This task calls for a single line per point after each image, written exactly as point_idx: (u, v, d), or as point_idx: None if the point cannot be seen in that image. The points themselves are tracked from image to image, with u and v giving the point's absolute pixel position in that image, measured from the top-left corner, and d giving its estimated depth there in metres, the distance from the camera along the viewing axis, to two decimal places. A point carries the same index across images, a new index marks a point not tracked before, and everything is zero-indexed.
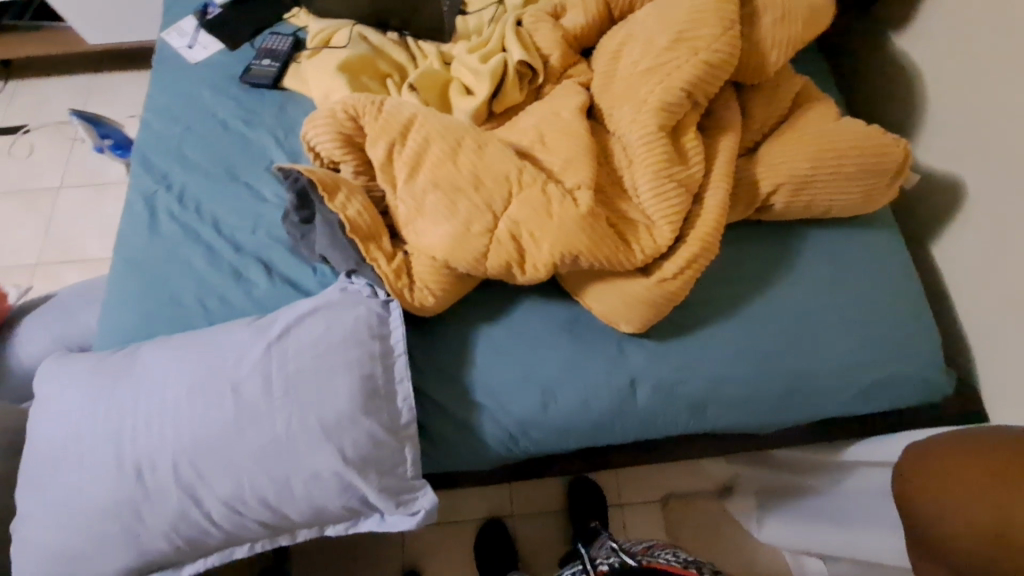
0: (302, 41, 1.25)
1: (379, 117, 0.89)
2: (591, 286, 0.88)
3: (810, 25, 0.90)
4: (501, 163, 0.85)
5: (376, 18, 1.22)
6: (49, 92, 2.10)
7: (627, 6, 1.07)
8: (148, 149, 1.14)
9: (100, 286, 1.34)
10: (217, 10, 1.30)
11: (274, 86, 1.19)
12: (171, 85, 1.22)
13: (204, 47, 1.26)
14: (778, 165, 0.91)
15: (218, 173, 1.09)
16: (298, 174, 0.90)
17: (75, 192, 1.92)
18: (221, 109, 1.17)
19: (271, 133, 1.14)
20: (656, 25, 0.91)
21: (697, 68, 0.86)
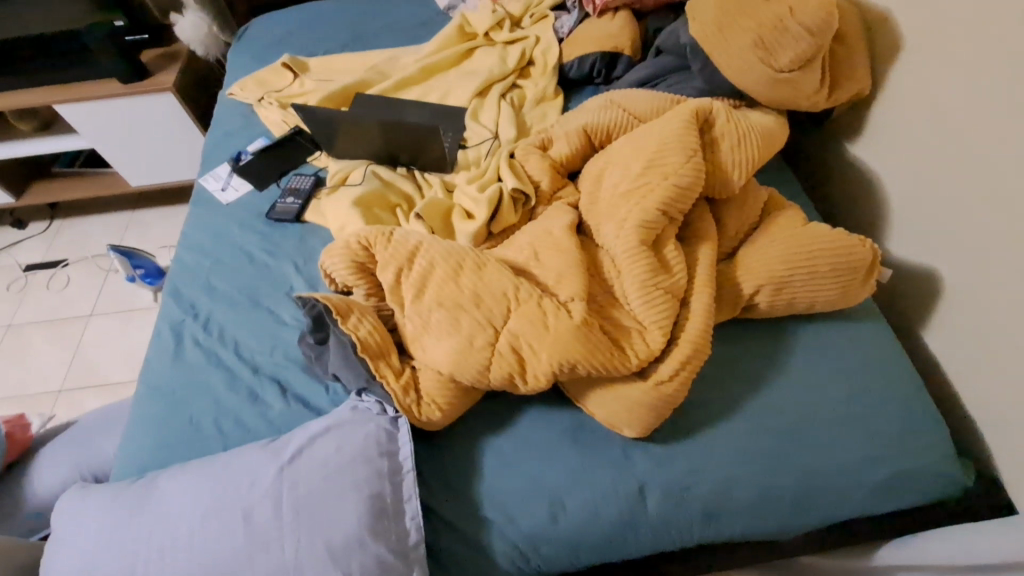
0: (322, 179, 1.41)
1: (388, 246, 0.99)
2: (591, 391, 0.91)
3: (765, 146, 1.01)
4: (498, 280, 0.92)
5: (387, 158, 1.40)
6: (91, 229, 2.32)
7: (605, 136, 1.22)
8: (180, 281, 1.25)
9: (121, 412, 1.40)
10: (248, 156, 1.49)
11: (296, 220, 1.33)
12: (205, 223, 1.37)
13: (236, 189, 1.43)
14: (756, 268, 0.98)
15: (242, 301, 1.19)
16: (313, 300, 0.97)
17: (105, 319, 2.04)
18: (248, 242, 1.30)
19: (291, 262, 1.25)
20: (630, 154, 1.03)
21: (669, 189, 0.96)
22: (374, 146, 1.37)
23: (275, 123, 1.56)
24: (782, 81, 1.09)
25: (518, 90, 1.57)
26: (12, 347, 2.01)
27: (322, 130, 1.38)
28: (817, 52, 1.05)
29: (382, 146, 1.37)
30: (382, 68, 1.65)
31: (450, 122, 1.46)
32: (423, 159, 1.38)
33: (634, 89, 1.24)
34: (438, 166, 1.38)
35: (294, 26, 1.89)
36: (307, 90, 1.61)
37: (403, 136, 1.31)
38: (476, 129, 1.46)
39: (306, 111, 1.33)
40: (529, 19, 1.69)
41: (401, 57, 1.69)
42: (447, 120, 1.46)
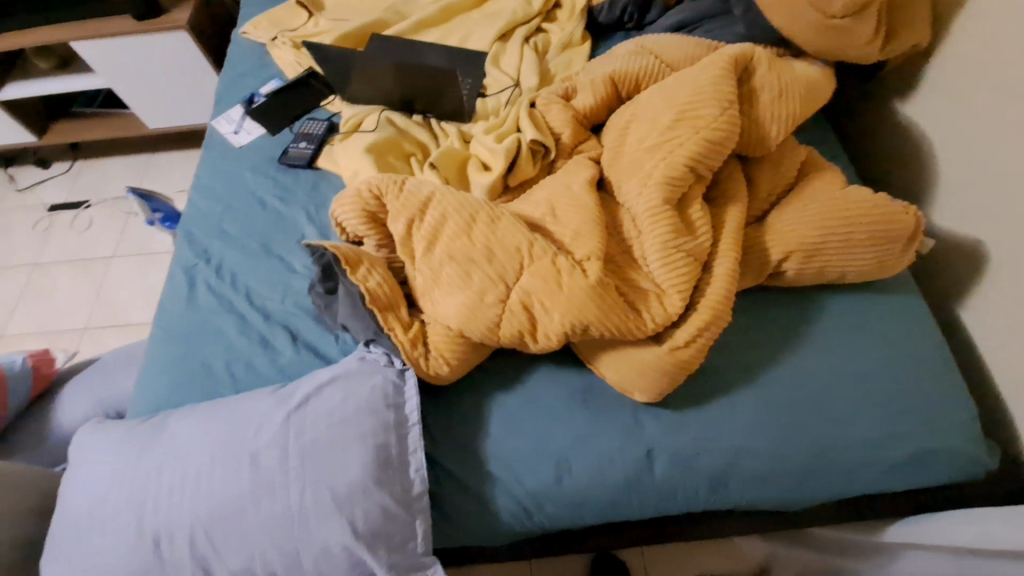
0: (336, 125, 1.36)
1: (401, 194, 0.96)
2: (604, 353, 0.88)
3: (807, 100, 0.93)
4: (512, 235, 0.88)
5: (403, 105, 1.34)
6: (110, 171, 2.32)
7: (634, 86, 1.14)
8: (193, 226, 1.24)
9: (139, 351, 1.42)
10: (261, 98, 1.44)
11: (309, 167, 1.30)
12: (217, 167, 1.34)
13: (249, 132, 1.39)
14: (787, 233, 0.93)
15: (253, 247, 1.18)
16: (323, 249, 0.95)
17: (125, 261, 2.07)
18: (261, 188, 1.28)
19: (303, 209, 1.23)
20: (659, 105, 0.96)
21: (700, 143, 0.89)
22: (389, 91, 1.31)
23: (289, 64, 1.51)
24: (833, 29, 0.99)
25: (542, 35, 1.48)
26: (38, 285, 2.06)
27: (336, 72, 1.32)
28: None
29: (398, 91, 1.30)
30: (400, 9, 1.56)
31: (469, 68, 1.39)
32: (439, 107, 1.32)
33: (668, 36, 1.15)
34: (455, 114, 1.32)
35: None
36: (322, 30, 1.54)
37: (419, 81, 1.25)
38: (497, 77, 1.38)
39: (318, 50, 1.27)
40: None
41: None
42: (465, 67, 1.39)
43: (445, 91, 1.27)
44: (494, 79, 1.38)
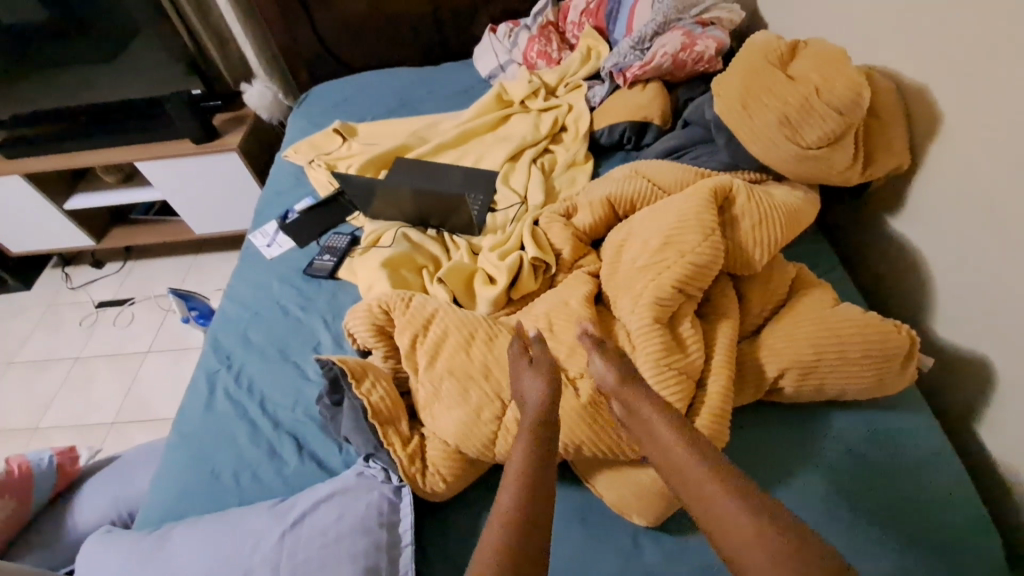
0: (357, 238, 1.49)
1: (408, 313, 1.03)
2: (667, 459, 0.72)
3: (788, 225, 0.99)
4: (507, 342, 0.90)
5: (419, 220, 1.46)
6: (156, 270, 2.53)
7: (629, 206, 1.23)
8: (221, 332, 1.34)
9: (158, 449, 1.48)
10: (295, 214, 1.60)
11: (330, 277, 1.41)
12: (249, 277, 1.47)
13: (280, 245, 1.53)
14: (780, 351, 0.94)
15: (272, 354, 1.25)
16: (332, 363, 1.00)
17: (159, 356, 2.20)
18: (285, 296, 1.38)
19: (322, 318, 1.32)
20: (648, 229, 1.04)
21: (687, 266, 0.94)
22: (407, 209, 1.44)
23: (322, 183, 1.68)
24: (812, 158, 1.07)
25: (549, 156, 1.62)
26: (76, 378, 2.18)
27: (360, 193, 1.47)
28: (847, 130, 1.03)
29: (415, 209, 1.43)
30: (423, 134, 1.75)
31: (480, 186, 1.52)
32: (451, 221, 1.43)
33: (660, 162, 1.26)
34: (466, 229, 1.43)
35: (347, 93, 2.05)
36: (353, 154, 1.74)
37: (433, 200, 1.38)
38: (506, 194, 1.51)
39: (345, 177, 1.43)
40: (564, 88, 1.75)
41: (441, 122, 1.79)
42: (477, 185, 1.52)
43: (457, 208, 1.39)
44: (503, 196, 1.51)
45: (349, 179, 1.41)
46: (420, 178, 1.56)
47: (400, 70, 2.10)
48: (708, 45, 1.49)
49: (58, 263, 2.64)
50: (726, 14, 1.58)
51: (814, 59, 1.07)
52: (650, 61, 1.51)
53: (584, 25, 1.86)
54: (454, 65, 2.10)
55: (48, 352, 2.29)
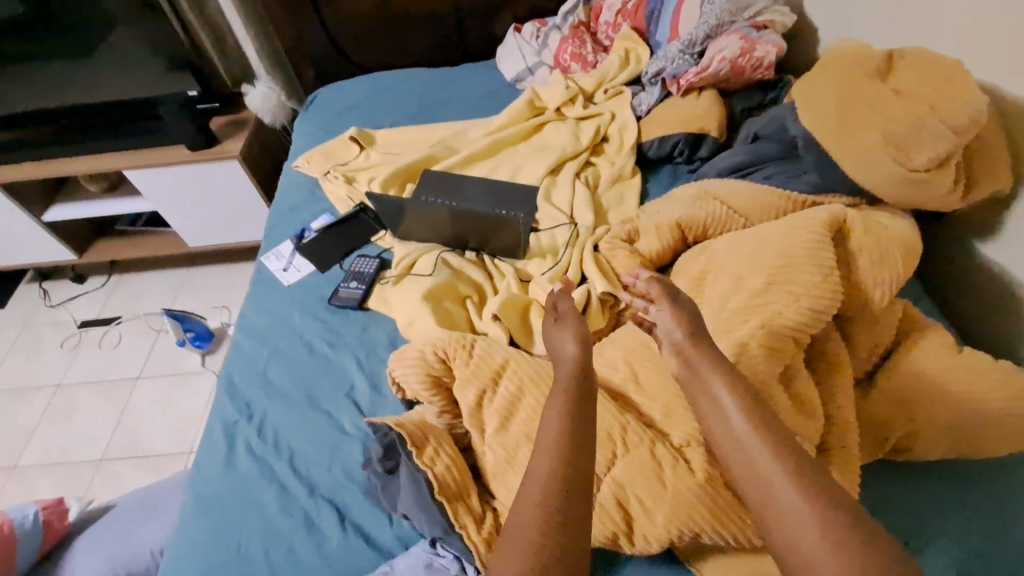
0: (386, 261, 1.34)
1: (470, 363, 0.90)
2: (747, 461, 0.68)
3: (908, 263, 0.87)
4: (557, 337, 0.86)
5: (456, 242, 1.31)
6: (146, 285, 2.33)
7: (701, 232, 1.11)
8: (236, 372, 1.17)
9: (159, 501, 1.29)
10: (312, 233, 1.44)
11: (358, 307, 1.25)
12: (265, 306, 1.30)
13: (298, 270, 1.37)
14: (908, 410, 0.84)
15: (299, 399, 1.10)
16: (386, 427, 0.86)
17: (151, 384, 2.01)
18: (309, 329, 1.22)
19: (353, 355, 1.16)
20: (740, 265, 0.92)
21: (803, 312, 0.81)
22: (444, 232, 1.29)
23: (341, 198, 1.52)
24: (915, 182, 0.95)
25: (592, 170, 1.48)
26: (58, 409, 1.98)
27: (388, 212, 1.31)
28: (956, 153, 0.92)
29: (453, 231, 1.28)
30: (450, 143, 1.60)
31: (520, 203, 1.37)
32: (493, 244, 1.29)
33: (734, 182, 1.14)
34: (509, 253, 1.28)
35: (360, 96, 1.88)
36: (373, 165, 1.59)
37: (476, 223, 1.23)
38: (549, 214, 1.36)
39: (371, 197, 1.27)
40: (603, 94, 1.61)
41: (469, 130, 1.64)
42: (517, 201, 1.38)
43: (503, 226, 1.23)
44: (546, 215, 1.36)
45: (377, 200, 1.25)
46: (451, 194, 1.41)
47: (418, 71, 1.94)
48: (768, 51, 1.36)
49: (35, 278, 2.42)
50: (779, 18, 1.44)
51: (919, 69, 0.96)
52: (706, 68, 1.39)
53: (621, 26, 1.73)
54: (475, 66, 1.94)
55: (26, 378, 2.08)
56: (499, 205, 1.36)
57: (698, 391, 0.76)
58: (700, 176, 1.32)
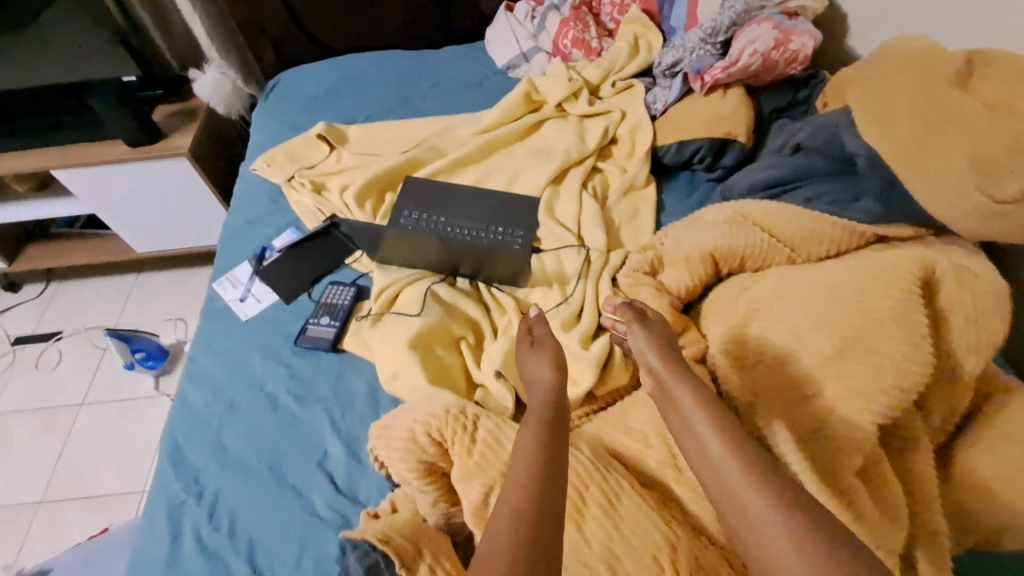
0: (364, 289, 1.15)
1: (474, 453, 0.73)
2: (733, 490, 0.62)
3: (1006, 316, 0.72)
4: (533, 366, 0.80)
5: (447, 269, 1.11)
6: (90, 295, 2.07)
7: (738, 264, 0.94)
8: (182, 435, 0.98)
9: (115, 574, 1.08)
10: (274, 254, 1.23)
11: (331, 348, 1.06)
12: (217, 346, 1.10)
13: (258, 300, 1.16)
14: (1000, 501, 0.70)
15: (260, 473, 0.92)
16: (369, 544, 0.69)
17: (99, 411, 1.79)
18: (272, 378, 1.03)
19: (327, 412, 0.98)
20: (801, 321, 0.75)
21: (889, 396, 0.66)
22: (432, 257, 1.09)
23: (308, 210, 1.30)
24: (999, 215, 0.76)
25: (599, 177, 1.28)
26: None
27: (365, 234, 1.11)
28: None
29: (443, 256, 1.08)
30: (435, 143, 1.38)
31: (519, 219, 1.18)
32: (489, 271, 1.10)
33: (776, 204, 0.96)
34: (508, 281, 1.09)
35: (330, 84, 1.64)
36: (345, 169, 1.36)
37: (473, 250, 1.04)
38: (551, 231, 1.17)
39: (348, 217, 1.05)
40: (611, 87, 1.41)
41: (456, 127, 1.42)
42: (515, 218, 1.18)
43: (502, 252, 1.05)
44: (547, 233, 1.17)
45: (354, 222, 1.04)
46: (438, 208, 1.20)
47: (396, 55, 1.69)
48: (803, 43, 1.19)
49: None
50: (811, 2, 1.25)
51: (1007, 77, 0.79)
52: (737, 61, 1.19)
53: (629, 8, 1.52)
54: (461, 50, 1.71)
55: None
56: (495, 223, 1.17)
57: (672, 407, 0.72)
58: (726, 190, 1.14)
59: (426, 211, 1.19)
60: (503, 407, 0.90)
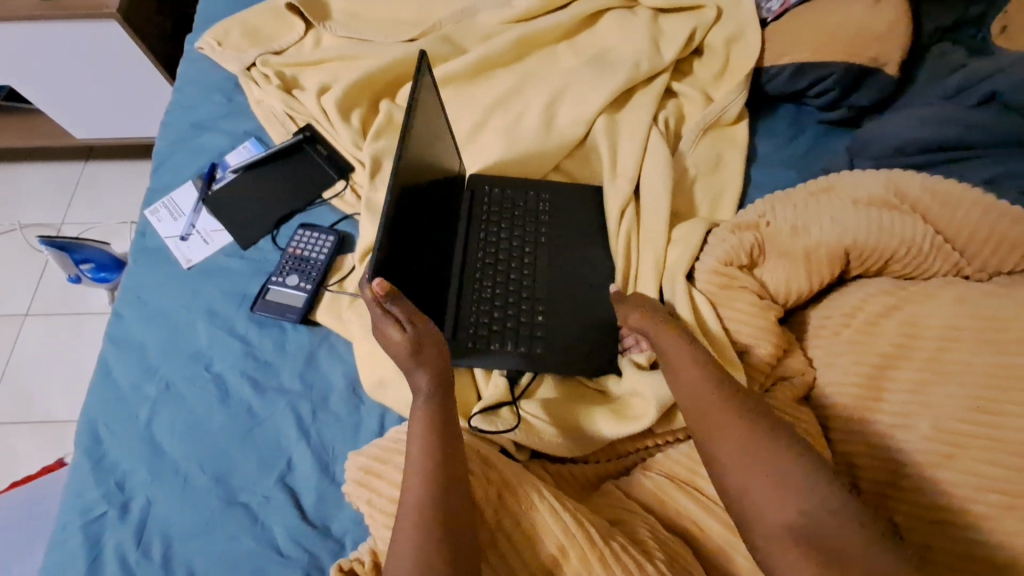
0: (347, 238, 0.86)
1: (497, 528, 0.54)
2: (682, 396, 0.58)
3: None
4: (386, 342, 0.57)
5: (482, 255, 0.76)
6: (26, 183, 1.74)
7: (878, 266, 0.66)
8: (104, 423, 0.75)
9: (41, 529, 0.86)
10: (228, 177, 0.91)
11: (301, 321, 0.79)
12: (154, 303, 0.83)
13: (207, 242, 0.86)
14: None
15: (203, 485, 0.70)
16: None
17: (44, 324, 1.54)
18: (222, 354, 0.78)
19: (294, 410, 0.74)
20: (995, 390, 0.53)
21: None
22: (437, 264, 0.70)
23: (275, 117, 0.96)
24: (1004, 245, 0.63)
25: (672, 104, 0.92)
26: None
27: (439, 184, 0.72)
28: None
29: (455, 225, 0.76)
30: (450, 33, 1.00)
31: (594, 272, 0.76)
32: (461, 316, 0.72)
33: (952, 184, 0.66)
34: (478, 344, 0.70)
35: None
36: (325, 59, 0.99)
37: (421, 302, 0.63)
38: (600, 322, 0.72)
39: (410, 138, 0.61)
40: None
41: (479, 10, 1.03)
42: (573, 242, 0.79)
43: (562, 273, 0.76)
44: (596, 324, 0.72)
45: (406, 161, 0.61)
46: (509, 184, 0.83)
47: None
48: None
49: None
50: None
51: None
52: None
53: None
54: None
55: None
56: (581, 257, 0.78)
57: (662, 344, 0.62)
58: (857, 145, 0.81)
59: (498, 186, 0.83)
60: (544, 445, 0.65)
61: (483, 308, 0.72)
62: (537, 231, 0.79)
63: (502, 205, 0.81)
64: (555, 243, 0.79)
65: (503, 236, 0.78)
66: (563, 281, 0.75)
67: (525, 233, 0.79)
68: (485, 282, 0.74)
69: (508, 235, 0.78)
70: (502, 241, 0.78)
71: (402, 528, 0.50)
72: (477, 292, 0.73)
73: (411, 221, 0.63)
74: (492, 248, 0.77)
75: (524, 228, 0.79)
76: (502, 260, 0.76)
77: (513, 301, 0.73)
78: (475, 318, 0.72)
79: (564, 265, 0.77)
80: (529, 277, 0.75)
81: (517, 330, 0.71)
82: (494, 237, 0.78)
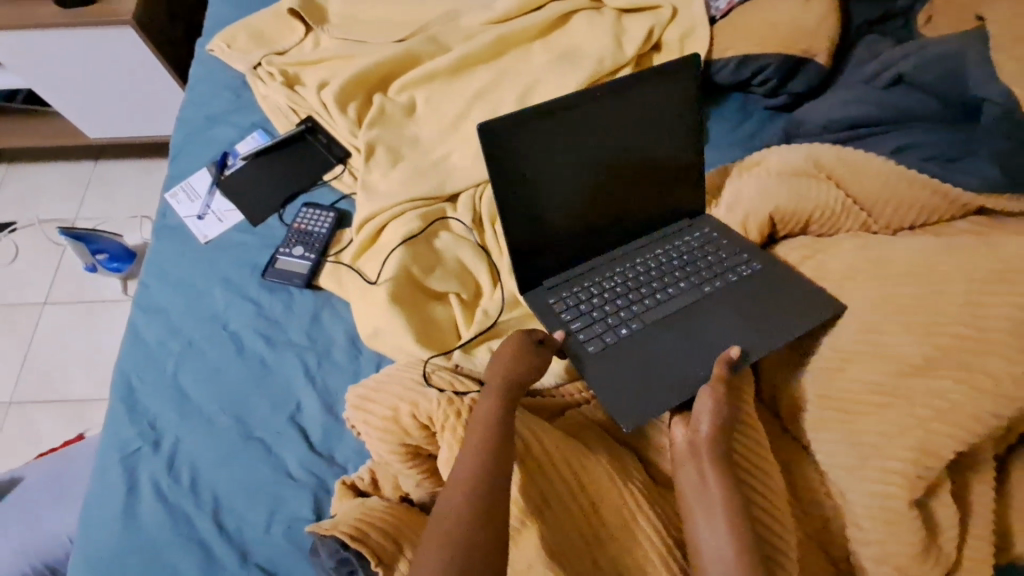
0: (345, 215, 0.97)
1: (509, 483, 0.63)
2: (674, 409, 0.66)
3: None
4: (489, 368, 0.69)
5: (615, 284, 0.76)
6: (43, 181, 1.85)
7: (800, 225, 0.77)
8: (135, 376, 0.86)
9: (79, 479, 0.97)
10: (238, 163, 1.02)
11: (306, 286, 0.90)
12: (176, 274, 0.94)
13: (220, 220, 0.97)
14: None
15: (223, 424, 0.81)
16: (339, 543, 0.61)
17: (62, 311, 1.65)
18: (238, 314, 0.89)
19: (300, 360, 0.85)
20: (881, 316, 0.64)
21: (973, 413, 0.56)
22: (538, 233, 0.75)
23: (280, 110, 1.07)
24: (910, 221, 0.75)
25: None
26: None
27: (613, 189, 0.76)
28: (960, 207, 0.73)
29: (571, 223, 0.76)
30: (436, 33, 1.11)
31: (729, 332, 0.70)
32: (560, 286, 0.76)
33: (858, 154, 0.78)
34: (558, 305, 0.75)
35: None
36: (324, 57, 1.11)
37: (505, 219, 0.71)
38: (674, 386, 0.67)
39: (609, 108, 0.72)
40: None
41: (463, 13, 1.15)
42: (731, 303, 0.73)
43: (692, 309, 0.73)
44: (670, 381, 0.67)
45: (596, 126, 0.72)
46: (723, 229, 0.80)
47: None
48: None
49: None
50: None
51: None
52: None
53: None
54: None
55: None
56: (723, 320, 0.71)
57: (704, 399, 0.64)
58: (792, 126, 0.93)
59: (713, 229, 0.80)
60: None
61: (582, 297, 0.75)
62: (705, 284, 0.75)
63: (706, 244, 0.78)
64: (707, 300, 0.74)
65: (661, 276, 0.76)
66: (693, 322, 0.72)
67: (691, 280, 0.75)
68: (605, 285, 0.76)
69: (677, 268, 0.77)
70: (670, 266, 0.77)
71: (448, 505, 0.56)
72: (587, 283, 0.76)
73: (558, 162, 0.72)
74: (654, 267, 0.77)
75: (686, 274, 0.76)
76: (647, 287, 0.75)
77: (620, 304, 0.74)
78: (573, 293, 0.75)
79: (692, 319, 0.72)
80: (654, 305, 0.74)
81: (600, 323, 0.73)
82: (645, 266, 0.78)
